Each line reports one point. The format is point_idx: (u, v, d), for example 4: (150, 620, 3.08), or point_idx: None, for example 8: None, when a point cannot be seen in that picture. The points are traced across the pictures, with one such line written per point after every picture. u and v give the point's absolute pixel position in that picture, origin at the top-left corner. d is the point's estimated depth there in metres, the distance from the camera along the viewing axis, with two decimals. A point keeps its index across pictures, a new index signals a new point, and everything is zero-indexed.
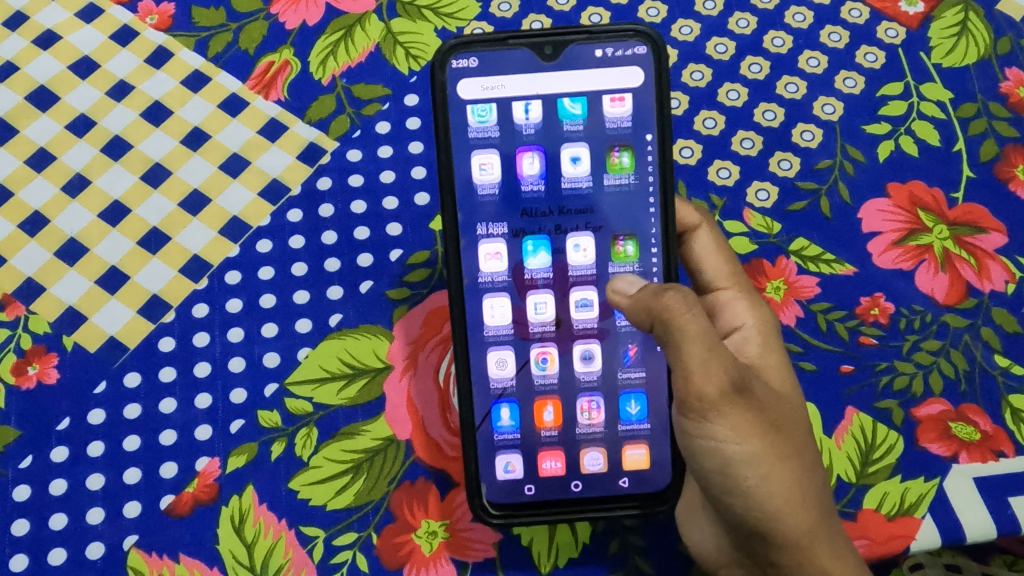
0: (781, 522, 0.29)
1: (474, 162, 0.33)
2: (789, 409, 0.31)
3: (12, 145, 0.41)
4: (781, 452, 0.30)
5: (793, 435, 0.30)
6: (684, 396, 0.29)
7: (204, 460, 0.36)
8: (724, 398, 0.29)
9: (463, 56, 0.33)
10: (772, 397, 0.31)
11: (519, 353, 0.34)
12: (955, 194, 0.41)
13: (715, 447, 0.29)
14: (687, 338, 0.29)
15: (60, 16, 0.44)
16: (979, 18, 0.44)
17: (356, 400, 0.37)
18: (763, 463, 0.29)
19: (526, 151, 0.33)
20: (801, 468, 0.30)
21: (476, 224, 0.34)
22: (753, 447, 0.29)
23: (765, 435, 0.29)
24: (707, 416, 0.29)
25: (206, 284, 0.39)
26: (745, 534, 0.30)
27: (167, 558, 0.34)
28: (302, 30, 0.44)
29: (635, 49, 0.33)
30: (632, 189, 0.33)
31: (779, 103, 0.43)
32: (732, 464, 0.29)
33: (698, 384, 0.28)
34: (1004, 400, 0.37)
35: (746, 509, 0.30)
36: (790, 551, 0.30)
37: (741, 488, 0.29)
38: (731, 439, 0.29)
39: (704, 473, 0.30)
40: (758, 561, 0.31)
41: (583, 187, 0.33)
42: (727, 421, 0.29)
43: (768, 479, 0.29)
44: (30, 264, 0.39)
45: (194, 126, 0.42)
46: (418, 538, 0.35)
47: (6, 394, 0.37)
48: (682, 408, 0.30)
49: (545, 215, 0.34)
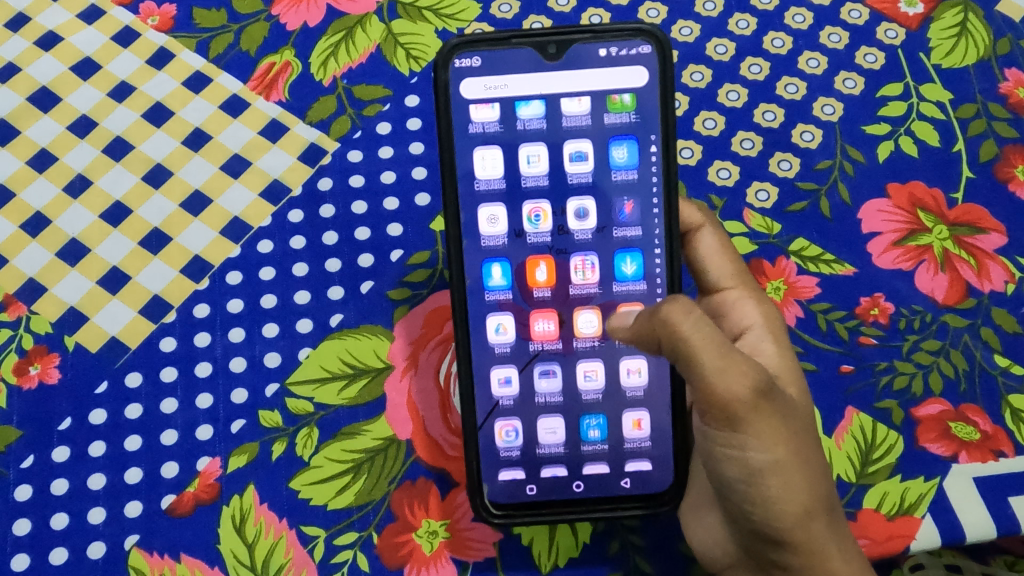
0: (800, 529, 0.30)
1: (476, 161, 0.33)
2: (808, 415, 0.31)
3: (14, 146, 0.42)
4: (802, 459, 0.30)
5: (812, 441, 0.30)
6: (709, 405, 0.29)
7: (205, 459, 0.36)
8: (750, 407, 0.28)
9: (466, 55, 0.33)
10: (794, 402, 0.31)
11: (520, 356, 0.34)
12: (955, 194, 0.41)
13: (740, 455, 0.30)
14: (703, 350, 0.28)
15: (62, 17, 0.44)
16: (978, 19, 0.45)
17: (357, 400, 0.37)
18: (785, 470, 0.29)
19: (528, 153, 0.33)
20: (818, 472, 0.30)
21: (479, 232, 0.34)
22: (777, 455, 0.29)
23: (789, 442, 0.29)
24: (733, 425, 0.29)
25: (207, 284, 0.39)
26: (761, 537, 0.31)
27: (168, 557, 0.34)
28: (303, 31, 0.44)
29: (639, 48, 0.33)
30: (636, 190, 0.33)
31: (778, 104, 0.43)
32: (757, 472, 0.29)
33: (729, 393, 0.28)
34: (1004, 400, 0.37)
35: (767, 515, 0.30)
36: (806, 558, 0.30)
37: (763, 495, 0.30)
38: (757, 447, 0.29)
39: (726, 479, 0.30)
40: (764, 562, 0.31)
41: (585, 189, 0.34)
42: (752, 430, 0.29)
43: (790, 486, 0.29)
44: (32, 265, 0.39)
45: (196, 127, 0.42)
46: (419, 537, 0.35)
47: (8, 394, 0.37)
48: (707, 417, 0.29)
49: (548, 215, 0.34)
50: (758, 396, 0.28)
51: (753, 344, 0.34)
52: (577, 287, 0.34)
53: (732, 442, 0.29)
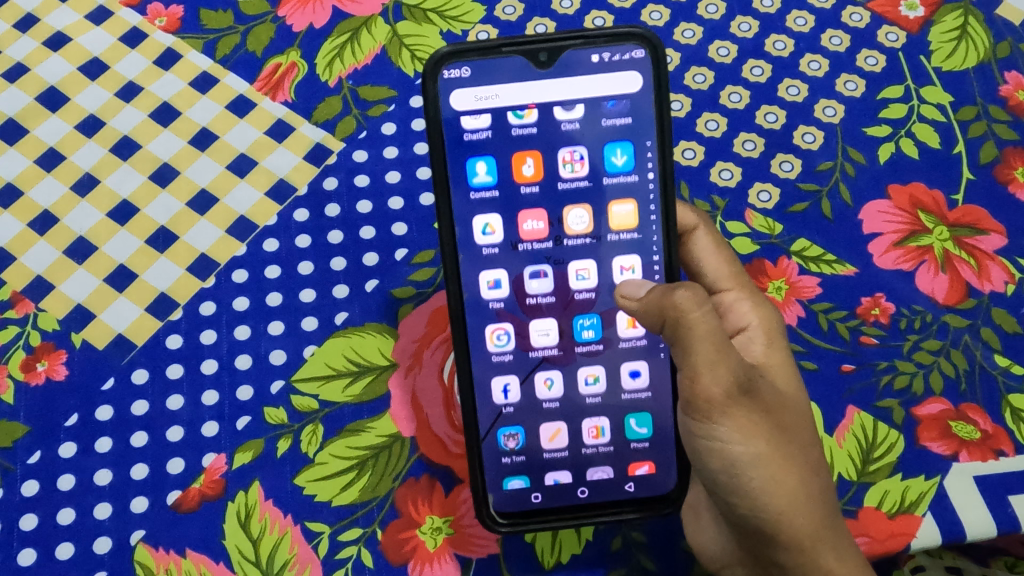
0: (786, 523, 0.30)
1: (472, 174, 0.33)
2: (800, 413, 0.32)
3: (22, 145, 0.42)
4: (785, 453, 0.30)
5: (797, 437, 0.31)
6: (689, 396, 0.30)
7: (210, 456, 0.36)
8: (728, 399, 0.30)
9: (456, 66, 0.33)
10: (778, 397, 0.32)
11: (522, 365, 0.35)
12: (955, 196, 0.41)
13: (721, 448, 0.30)
14: (699, 339, 0.29)
15: (70, 18, 0.45)
16: (978, 22, 0.45)
17: (361, 397, 0.37)
18: (766, 463, 0.30)
19: (522, 161, 0.34)
20: (807, 470, 0.31)
21: (476, 245, 0.34)
22: (757, 448, 0.30)
23: (769, 435, 0.30)
24: (711, 416, 0.30)
25: (213, 282, 0.39)
26: (750, 535, 0.31)
27: (174, 553, 0.35)
28: (309, 33, 0.45)
29: (632, 53, 0.33)
30: (633, 198, 0.34)
31: (780, 105, 0.43)
32: (738, 465, 0.30)
33: (707, 382, 0.29)
34: (1004, 400, 0.37)
35: (752, 510, 0.30)
36: (796, 553, 0.30)
37: (746, 489, 0.30)
38: (737, 440, 0.30)
39: (710, 473, 0.31)
40: (762, 562, 0.31)
41: (582, 201, 0.34)
42: (730, 421, 0.30)
43: (773, 479, 0.30)
44: (39, 262, 0.39)
45: (202, 127, 0.42)
46: (423, 533, 0.35)
47: (16, 390, 0.37)
48: (688, 409, 0.30)
49: (546, 223, 0.34)
50: (736, 388, 0.30)
51: (745, 346, 0.35)
52: (576, 295, 0.34)
53: (711, 435, 0.30)
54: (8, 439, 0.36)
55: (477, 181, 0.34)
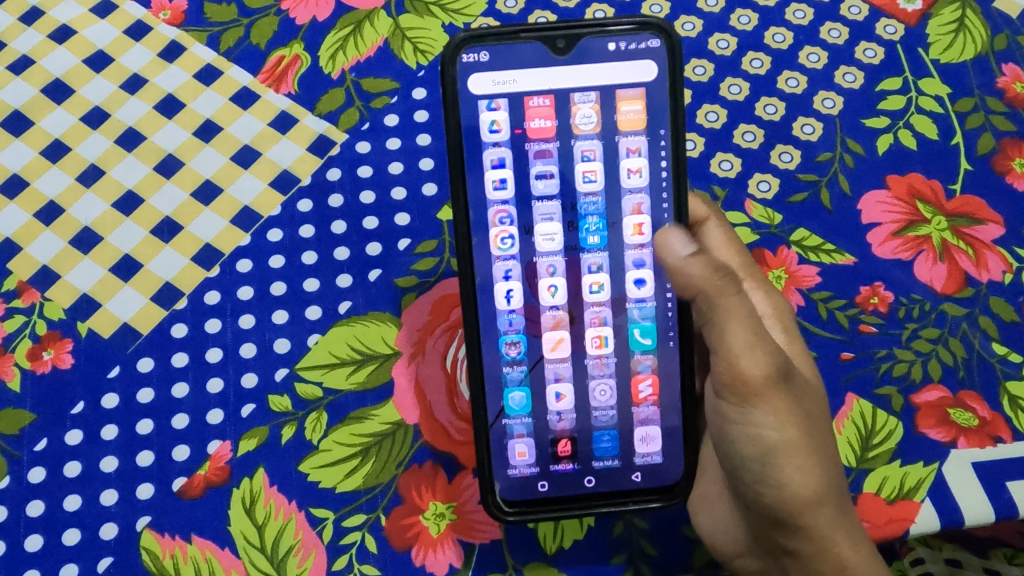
0: (810, 512, 0.30)
1: (487, 169, 0.34)
2: (824, 397, 0.33)
3: (27, 136, 0.42)
4: (816, 445, 0.31)
5: (827, 430, 0.31)
6: (728, 379, 0.30)
7: (215, 443, 0.36)
8: (766, 384, 0.30)
9: (473, 50, 0.33)
10: (812, 387, 0.32)
11: (531, 352, 0.35)
12: (953, 186, 0.41)
13: (755, 433, 0.31)
14: (730, 321, 0.30)
15: (76, 11, 0.45)
16: (976, 15, 0.45)
17: (366, 384, 0.37)
18: (797, 453, 0.30)
19: (537, 153, 0.34)
20: (830, 460, 0.31)
21: (489, 232, 0.34)
22: (791, 435, 0.30)
23: (803, 425, 0.30)
24: (750, 400, 0.30)
25: (218, 272, 0.39)
26: (773, 521, 0.32)
27: (179, 539, 0.35)
28: (312, 25, 0.45)
29: (648, 42, 0.33)
30: (646, 189, 0.34)
31: (779, 97, 0.44)
32: (771, 452, 0.30)
33: (751, 365, 0.30)
34: (1001, 387, 0.37)
35: (778, 497, 0.31)
36: (816, 541, 0.31)
37: (777, 476, 0.31)
38: (773, 427, 0.30)
39: (742, 459, 0.31)
40: (776, 547, 0.32)
41: (595, 193, 0.34)
42: (767, 408, 0.30)
43: (803, 469, 0.30)
44: (46, 252, 0.40)
45: (207, 118, 0.43)
46: (426, 519, 0.35)
47: (22, 378, 0.37)
48: (725, 392, 0.31)
49: (558, 215, 0.34)
50: (775, 374, 0.30)
51: None
52: (588, 288, 0.35)
53: (748, 418, 0.31)
54: (15, 427, 0.37)
55: (494, 176, 0.34)
